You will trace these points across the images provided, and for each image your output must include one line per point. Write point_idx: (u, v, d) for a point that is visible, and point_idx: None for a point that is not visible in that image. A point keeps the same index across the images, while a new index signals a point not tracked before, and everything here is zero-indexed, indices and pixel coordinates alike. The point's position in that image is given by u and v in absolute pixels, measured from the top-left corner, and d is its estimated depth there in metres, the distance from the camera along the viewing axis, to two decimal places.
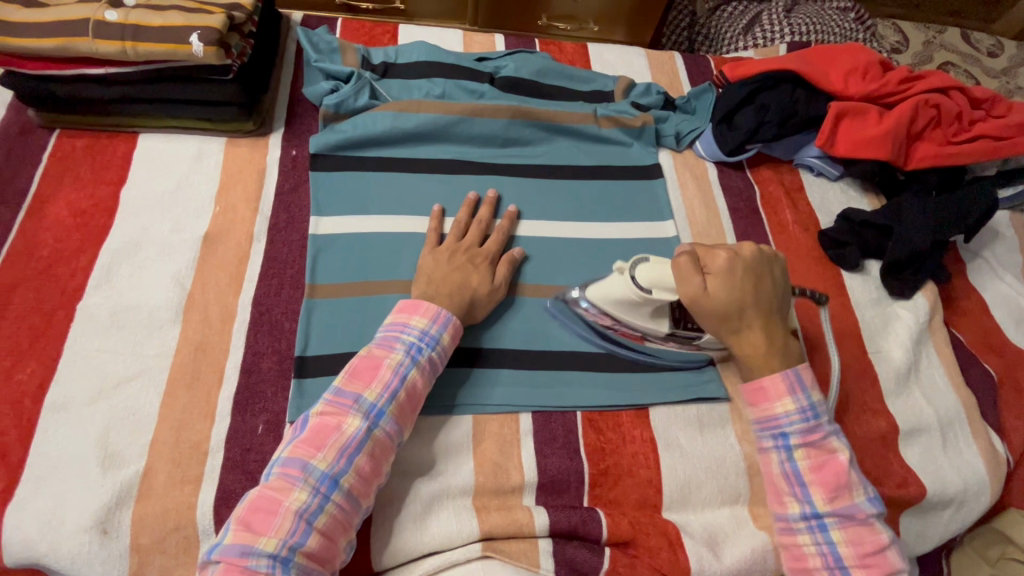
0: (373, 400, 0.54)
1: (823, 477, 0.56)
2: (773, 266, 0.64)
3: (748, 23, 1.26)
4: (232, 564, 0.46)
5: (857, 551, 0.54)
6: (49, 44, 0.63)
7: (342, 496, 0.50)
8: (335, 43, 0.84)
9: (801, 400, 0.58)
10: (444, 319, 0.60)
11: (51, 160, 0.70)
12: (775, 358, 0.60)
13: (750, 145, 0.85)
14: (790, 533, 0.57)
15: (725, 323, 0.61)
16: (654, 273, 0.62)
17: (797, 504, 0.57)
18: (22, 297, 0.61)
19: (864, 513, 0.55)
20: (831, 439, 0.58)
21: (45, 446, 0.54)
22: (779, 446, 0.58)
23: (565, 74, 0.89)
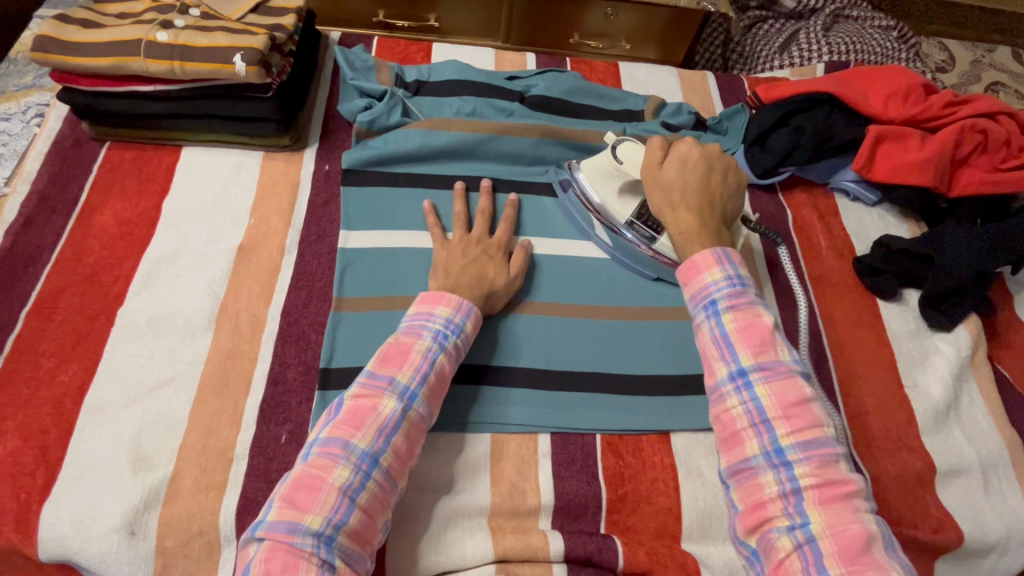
0: (406, 382, 0.55)
1: (750, 335, 0.55)
2: (728, 166, 0.69)
3: (784, 43, 1.24)
4: (279, 541, 0.46)
5: (781, 403, 0.52)
6: (104, 63, 0.66)
7: (381, 474, 0.51)
8: (370, 61, 0.86)
9: (728, 270, 0.58)
10: (467, 308, 0.61)
11: (101, 170, 0.74)
12: (706, 236, 0.62)
13: (784, 168, 0.84)
14: (720, 400, 0.54)
15: (668, 200, 0.66)
16: (631, 152, 0.72)
17: (724, 365, 0.55)
18: (68, 301, 0.64)
19: (787, 368, 0.53)
20: (758, 305, 0.57)
21: (83, 446, 0.56)
22: (709, 314, 0.57)
23: (595, 93, 0.90)
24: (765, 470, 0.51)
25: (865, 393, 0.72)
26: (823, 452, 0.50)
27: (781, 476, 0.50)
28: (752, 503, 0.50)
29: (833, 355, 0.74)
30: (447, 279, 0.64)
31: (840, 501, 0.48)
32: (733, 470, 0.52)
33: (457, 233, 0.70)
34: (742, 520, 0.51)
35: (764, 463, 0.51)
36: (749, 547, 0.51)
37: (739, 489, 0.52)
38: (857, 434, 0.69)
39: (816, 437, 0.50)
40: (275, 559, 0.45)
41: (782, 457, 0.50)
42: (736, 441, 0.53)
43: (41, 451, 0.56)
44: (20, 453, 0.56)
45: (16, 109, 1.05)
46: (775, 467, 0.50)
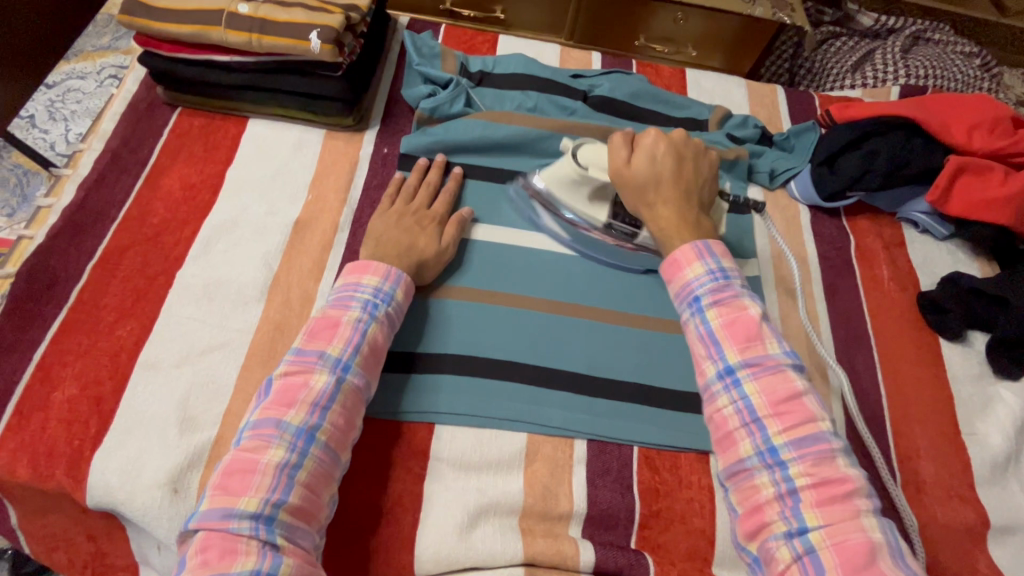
0: (336, 355, 0.55)
1: (735, 331, 0.56)
2: (695, 150, 0.70)
3: (857, 62, 1.20)
4: (214, 527, 0.46)
5: (771, 400, 0.53)
6: (184, 30, 0.68)
7: (320, 449, 0.51)
8: (436, 48, 0.85)
9: (709, 264, 0.60)
10: (396, 277, 0.62)
11: (171, 135, 0.76)
12: (686, 230, 0.64)
13: (852, 192, 0.81)
14: (712, 399, 0.56)
15: (643, 198, 0.67)
16: (592, 156, 0.70)
17: (712, 364, 0.56)
18: (131, 259, 0.66)
19: (776, 362, 0.54)
20: (742, 298, 0.58)
21: (134, 400, 0.58)
22: (694, 312, 0.59)
23: (660, 98, 0.88)
24: (761, 470, 0.51)
25: (919, 435, 0.68)
26: (817, 448, 0.50)
27: (777, 475, 0.50)
28: (750, 506, 0.51)
29: (886, 392, 0.71)
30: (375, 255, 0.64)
31: (839, 503, 0.48)
32: (729, 472, 0.53)
33: (397, 205, 0.70)
34: (743, 524, 0.51)
35: (758, 464, 0.51)
36: (752, 552, 0.51)
37: (738, 491, 0.53)
38: (907, 477, 0.66)
39: (809, 433, 0.51)
40: (211, 547, 0.45)
41: (775, 456, 0.51)
42: (730, 442, 0.53)
43: (95, 401, 0.58)
44: (77, 401, 0.57)
45: (92, 69, 1.14)
46: (770, 466, 0.51)
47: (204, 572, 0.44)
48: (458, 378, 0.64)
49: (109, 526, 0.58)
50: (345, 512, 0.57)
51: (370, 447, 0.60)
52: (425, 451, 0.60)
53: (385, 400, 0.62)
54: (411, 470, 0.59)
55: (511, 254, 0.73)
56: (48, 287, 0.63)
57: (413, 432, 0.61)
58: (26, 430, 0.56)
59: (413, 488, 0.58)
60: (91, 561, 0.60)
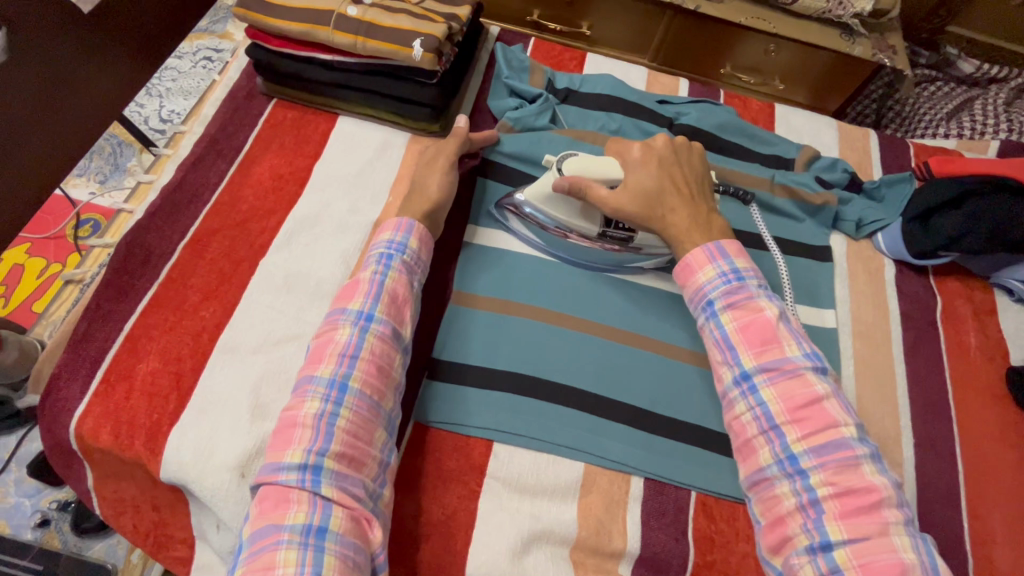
0: (358, 308, 0.57)
1: (749, 335, 0.55)
2: (684, 153, 0.69)
3: (953, 110, 1.14)
4: (268, 480, 0.48)
5: (788, 407, 0.52)
6: (294, 27, 0.70)
7: (356, 397, 0.52)
8: (526, 62, 0.85)
9: (722, 265, 0.59)
10: (408, 226, 0.63)
11: (265, 125, 0.78)
12: (702, 231, 0.62)
13: (943, 253, 0.76)
14: (731, 405, 0.55)
15: (650, 210, 0.64)
16: (579, 165, 0.68)
17: (728, 370, 0.56)
18: (220, 243, 0.68)
19: (795, 365, 0.53)
20: (757, 299, 0.57)
21: (212, 381, 0.60)
22: (708, 315, 0.58)
23: (746, 132, 0.85)
24: (782, 479, 0.51)
25: (997, 520, 0.64)
26: (838, 457, 0.49)
27: (798, 485, 0.50)
28: (773, 518, 0.51)
29: (964, 469, 0.67)
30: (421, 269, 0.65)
31: (865, 515, 0.47)
32: (751, 481, 0.53)
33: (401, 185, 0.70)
34: (767, 537, 0.51)
35: (779, 473, 0.51)
36: (776, 567, 0.51)
37: (760, 502, 0.52)
38: (981, 563, 0.62)
39: (830, 440, 0.50)
40: (266, 499, 0.47)
41: (795, 464, 0.50)
42: (750, 449, 0.53)
43: (176, 378, 0.60)
44: (159, 375, 0.60)
45: (189, 50, 1.21)
46: (790, 476, 0.50)
47: (261, 521, 0.46)
48: (519, 398, 0.63)
49: (175, 499, 0.60)
50: (399, 519, 0.58)
51: (429, 456, 0.60)
52: (481, 468, 0.60)
53: (450, 411, 0.62)
54: (467, 485, 0.59)
55: (581, 277, 0.72)
56: (143, 262, 0.66)
57: (472, 446, 0.61)
58: (111, 398, 0.59)
59: (468, 503, 0.58)
60: (153, 530, 0.62)
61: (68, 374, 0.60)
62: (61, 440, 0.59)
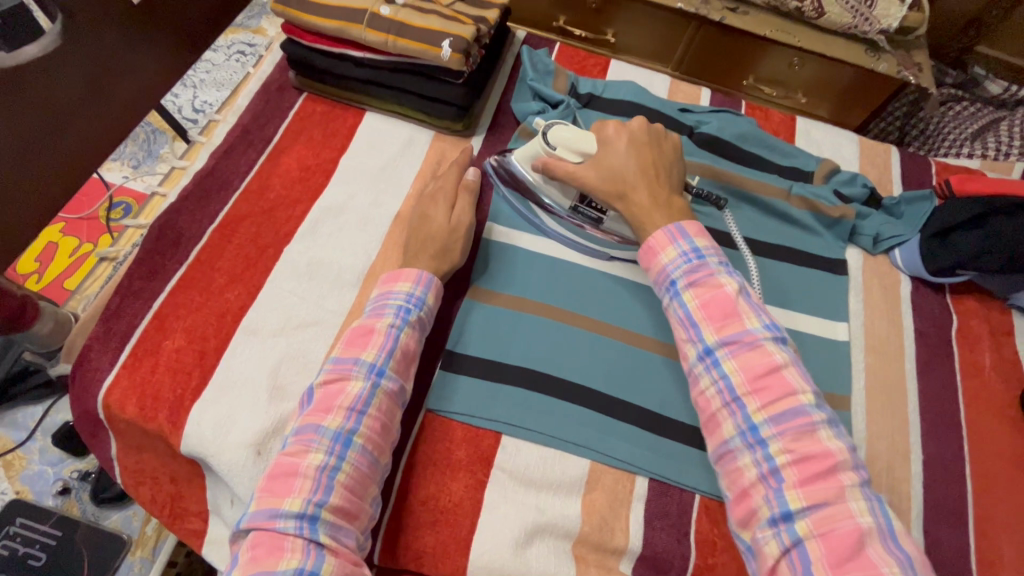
0: (371, 360, 0.57)
1: (711, 311, 0.57)
2: (662, 139, 0.70)
3: (979, 130, 1.14)
4: (262, 526, 0.49)
5: (749, 378, 0.53)
6: (329, 24, 0.72)
7: (358, 452, 0.54)
8: (551, 66, 0.87)
9: (682, 245, 0.60)
10: (427, 280, 0.64)
11: (295, 117, 0.81)
12: (659, 213, 0.64)
13: (962, 270, 0.77)
14: (696, 382, 0.57)
15: (614, 189, 0.67)
16: (562, 134, 0.71)
17: (692, 346, 0.57)
18: (246, 229, 0.71)
19: (754, 337, 0.54)
20: (717, 275, 0.58)
21: (234, 360, 0.62)
22: (672, 295, 0.60)
23: (766, 144, 0.86)
24: (744, 452, 0.52)
25: (1005, 541, 0.64)
26: (796, 424, 0.51)
27: (759, 456, 0.51)
28: (738, 491, 0.51)
29: (973, 488, 0.66)
30: (441, 263, 0.66)
31: (822, 480, 0.48)
32: (717, 455, 0.54)
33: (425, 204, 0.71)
34: (733, 512, 0.52)
35: (741, 444, 0.52)
36: (743, 541, 0.51)
37: (726, 476, 0.53)
38: None
39: (788, 407, 0.51)
40: (261, 545, 0.48)
41: (756, 435, 0.51)
42: (714, 424, 0.55)
43: (199, 355, 0.62)
44: (184, 352, 0.62)
45: (224, 43, 1.25)
46: (751, 447, 0.51)
47: (253, 567, 0.48)
48: (529, 394, 0.64)
49: (192, 472, 0.62)
50: (407, 504, 0.59)
51: (438, 445, 0.62)
52: (489, 459, 0.61)
53: (461, 402, 0.63)
54: (474, 474, 0.60)
55: (593, 279, 0.73)
56: (173, 243, 0.69)
57: (481, 437, 0.62)
58: (138, 371, 0.61)
59: (474, 493, 0.60)
60: (169, 502, 0.64)
61: (99, 346, 0.62)
62: (89, 409, 0.61)
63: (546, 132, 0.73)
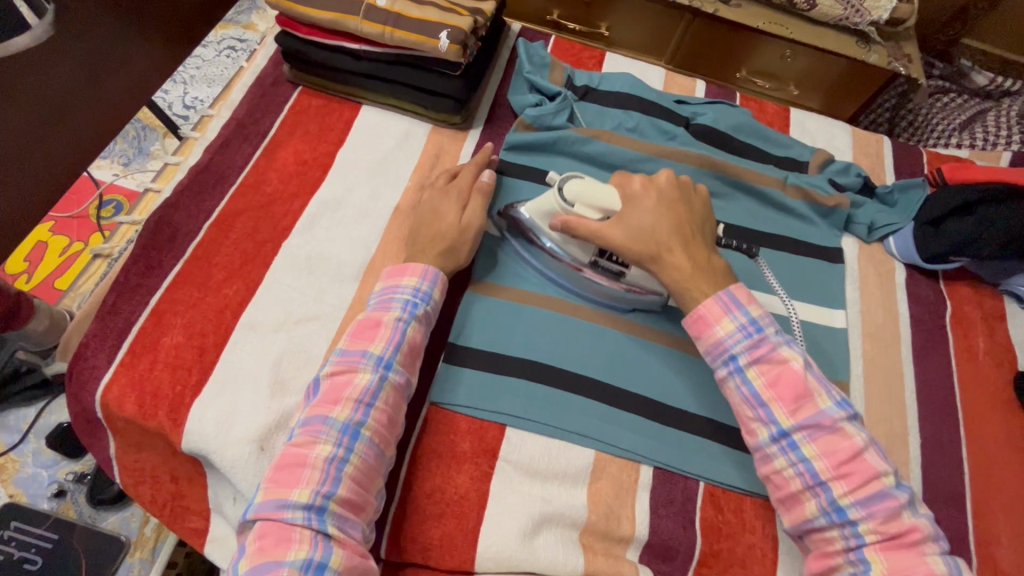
0: (379, 353, 0.57)
1: (781, 391, 0.55)
2: (690, 194, 0.67)
3: (966, 120, 1.15)
4: (269, 517, 0.49)
5: (832, 463, 0.53)
6: (324, 16, 0.72)
7: (365, 445, 0.54)
8: (547, 59, 0.87)
9: (739, 317, 0.58)
10: (433, 276, 0.63)
11: (291, 111, 0.80)
12: (704, 280, 0.61)
13: (955, 257, 0.78)
14: (768, 461, 0.56)
15: (646, 251, 0.63)
16: (580, 190, 0.65)
17: (763, 428, 0.56)
18: (244, 224, 0.70)
19: (829, 418, 0.54)
20: (780, 349, 0.57)
21: (234, 356, 0.62)
22: (733, 371, 0.58)
23: (762, 134, 0.86)
24: (831, 528, 0.53)
25: (1002, 521, 0.65)
26: (884, 506, 0.51)
27: (846, 532, 0.52)
28: (820, 554, 0.53)
29: (970, 470, 0.68)
30: (442, 253, 0.66)
31: (905, 550, 0.50)
32: (796, 528, 0.55)
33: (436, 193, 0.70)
34: (811, 567, 0.54)
35: (825, 523, 0.53)
36: None
37: (810, 542, 0.55)
38: (984, 562, 0.63)
39: (874, 491, 0.51)
40: (268, 535, 0.48)
41: (843, 515, 0.52)
42: (794, 501, 0.54)
43: (199, 351, 0.61)
44: (183, 348, 0.61)
45: (215, 39, 1.23)
46: (840, 527, 0.52)
47: (260, 558, 0.47)
48: (532, 385, 0.64)
49: (194, 470, 0.61)
50: (413, 498, 0.59)
51: (443, 438, 0.62)
52: (494, 451, 0.61)
53: (466, 395, 0.63)
54: (479, 467, 0.60)
55: None
56: (169, 239, 0.68)
57: (486, 429, 0.62)
58: (135, 369, 0.60)
59: (479, 485, 0.60)
60: (170, 500, 0.63)
61: (96, 344, 0.61)
62: (87, 408, 0.60)
63: (562, 186, 0.67)
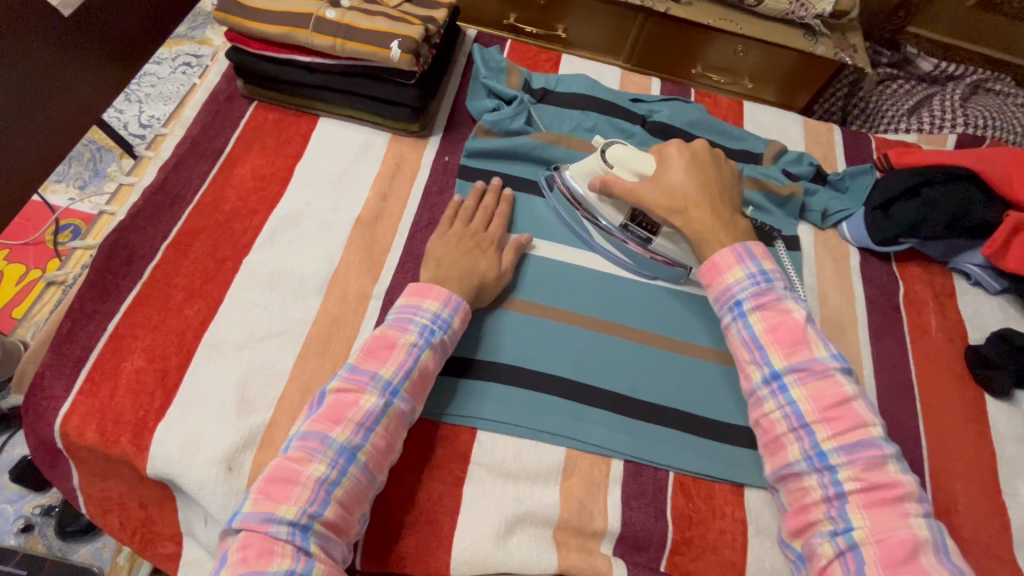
0: (388, 378, 0.57)
1: (780, 336, 0.59)
2: (721, 163, 0.73)
3: (914, 105, 1.20)
4: (254, 529, 0.49)
5: (818, 406, 0.55)
6: (273, 30, 0.71)
7: (359, 469, 0.53)
8: (503, 63, 0.88)
9: (750, 267, 0.62)
10: (456, 303, 0.63)
11: (247, 126, 0.79)
12: (723, 233, 0.66)
13: (906, 238, 0.80)
14: (759, 404, 0.59)
15: (675, 206, 0.68)
16: (620, 154, 0.72)
17: (757, 369, 0.59)
18: (203, 243, 0.69)
19: (824, 366, 0.57)
20: (784, 300, 0.60)
21: (196, 377, 0.61)
22: (737, 316, 0.61)
23: (716, 128, 0.88)
24: (809, 474, 0.54)
25: (959, 491, 0.67)
26: (866, 455, 0.53)
27: (825, 480, 0.53)
28: (798, 507, 0.55)
29: (928, 443, 0.70)
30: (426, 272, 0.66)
31: (888, 506, 0.51)
32: (778, 474, 0.56)
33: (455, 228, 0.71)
34: (789, 522, 0.56)
35: (807, 468, 0.54)
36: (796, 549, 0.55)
37: (788, 492, 0.56)
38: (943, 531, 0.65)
39: (858, 438, 0.53)
40: (251, 546, 0.48)
41: (824, 460, 0.54)
42: (778, 446, 0.57)
43: (161, 374, 0.61)
44: (144, 372, 0.60)
45: (168, 56, 1.22)
46: (820, 474, 0.54)
47: (242, 568, 0.47)
48: (501, 388, 0.65)
49: (162, 495, 0.61)
50: (387, 507, 0.59)
51: (416, 445, 0.62)
52: (466, 455, 0.62)
53: (437, 402, 0.64)
54: (453, 472, 0.61)
55: (556, 271, 0.74)
56: (126, 262, 0.67)
57: (457, 434, 0.63)
58: (96, 396, 0.59)
59: (453, 489, 0.60)
60: (139, 527, 0.62)
61: (53, 373, 0.60)
62: (47, 439, 0.59)
63: (602, 150, 0.73)
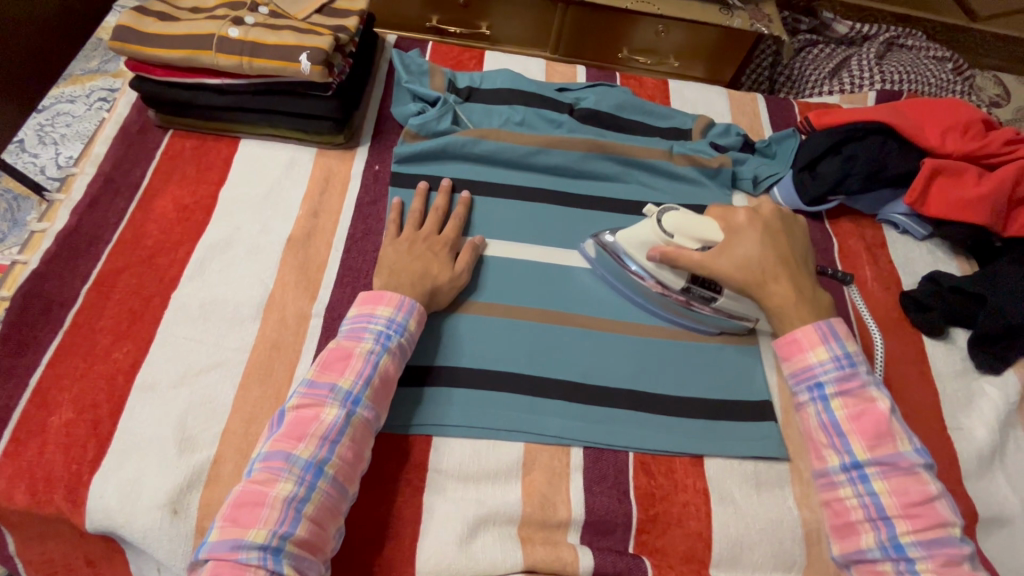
0: (348, 388, 0.56)
1: (863, 425, 0.57)
2: (790, 226, 0.71)
3: (834, 68, 1.23)
4: (222, 559, 0.47)
5: (900, 502, 0.54)
6: (176, 55, 0.69)
7: (328, 483, 0.52)
8: (424, 66, 0.87)
9: (835, 349, 0.61)
10: (409, 306, 0.62)
11: (164, 157, 0.76)
12: (806, 308, 0.64)
13: (833, 197, 0.83)
14: (831, 487, 0.58)
15: (753, 278, 0.66)
16: (679, 222, 0.69)
17: (835, 455, 0.58)
18: (126, 282, 0.66)
19: (908, 461, 0.55)
20: (868, 388, 0.59)
21: (131, 422, 0.58)
22: (816, 398, 0.60)
23: (643, 109, 0.89)
24: (884, 562, 0.53)
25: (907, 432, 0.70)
26: (946, 551, 0.52)
27: (902, 572, 0.52)
28: None
29: None
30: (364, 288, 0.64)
31: None
32: (849, 557, 0.56)
33: (403, 234, 0.70)
34: None
35: (881, 557, 0.54)
36: None
37: (858, 575, 0.55)
38: None
39: (938, 536, 0.52)
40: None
41: (901, 552, 0.53)
42: (849, 531, 0.56)
43: (92, 425, 0.58)
44: (74, 425, 0.58)
45: (82, 92, 1.17)
46: (895, 563, 0.53)
47: None
48: (452, 391, 0.64)
49: (109, 550, 0.58)
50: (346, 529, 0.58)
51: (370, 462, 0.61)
52: (422, 465, 0.61)
53: (390, 415, 0.63)
54: (411, 483, 0.60)
55: (496, 269, 0.73)
56: (44, 312, 0.64)
57: (412, 444, 0.62)
58: (22, 457, 0.56)
59: (413, 500, 0.59)
60: None
61: None
62: None
63: (659, 218, 0.70)
